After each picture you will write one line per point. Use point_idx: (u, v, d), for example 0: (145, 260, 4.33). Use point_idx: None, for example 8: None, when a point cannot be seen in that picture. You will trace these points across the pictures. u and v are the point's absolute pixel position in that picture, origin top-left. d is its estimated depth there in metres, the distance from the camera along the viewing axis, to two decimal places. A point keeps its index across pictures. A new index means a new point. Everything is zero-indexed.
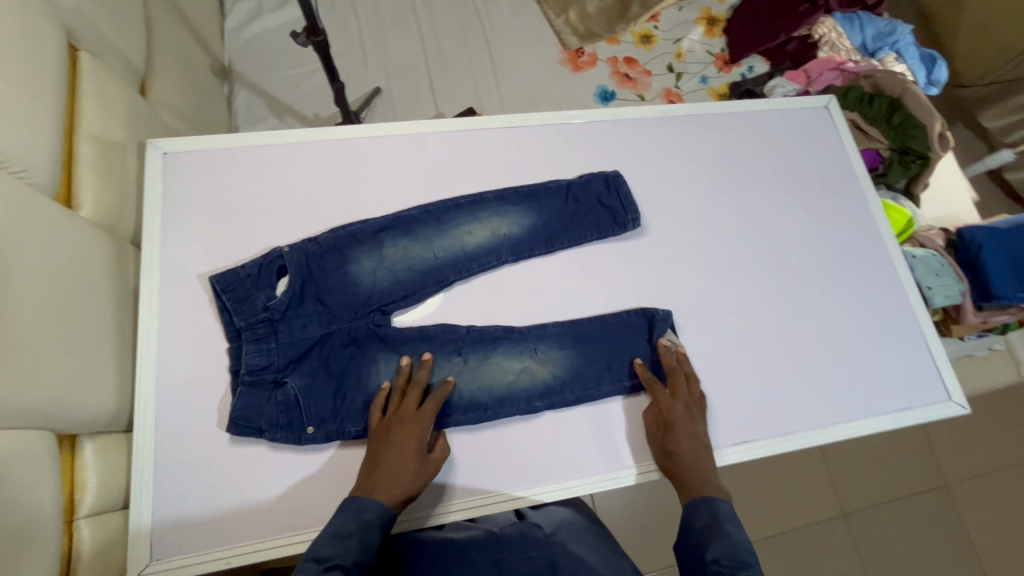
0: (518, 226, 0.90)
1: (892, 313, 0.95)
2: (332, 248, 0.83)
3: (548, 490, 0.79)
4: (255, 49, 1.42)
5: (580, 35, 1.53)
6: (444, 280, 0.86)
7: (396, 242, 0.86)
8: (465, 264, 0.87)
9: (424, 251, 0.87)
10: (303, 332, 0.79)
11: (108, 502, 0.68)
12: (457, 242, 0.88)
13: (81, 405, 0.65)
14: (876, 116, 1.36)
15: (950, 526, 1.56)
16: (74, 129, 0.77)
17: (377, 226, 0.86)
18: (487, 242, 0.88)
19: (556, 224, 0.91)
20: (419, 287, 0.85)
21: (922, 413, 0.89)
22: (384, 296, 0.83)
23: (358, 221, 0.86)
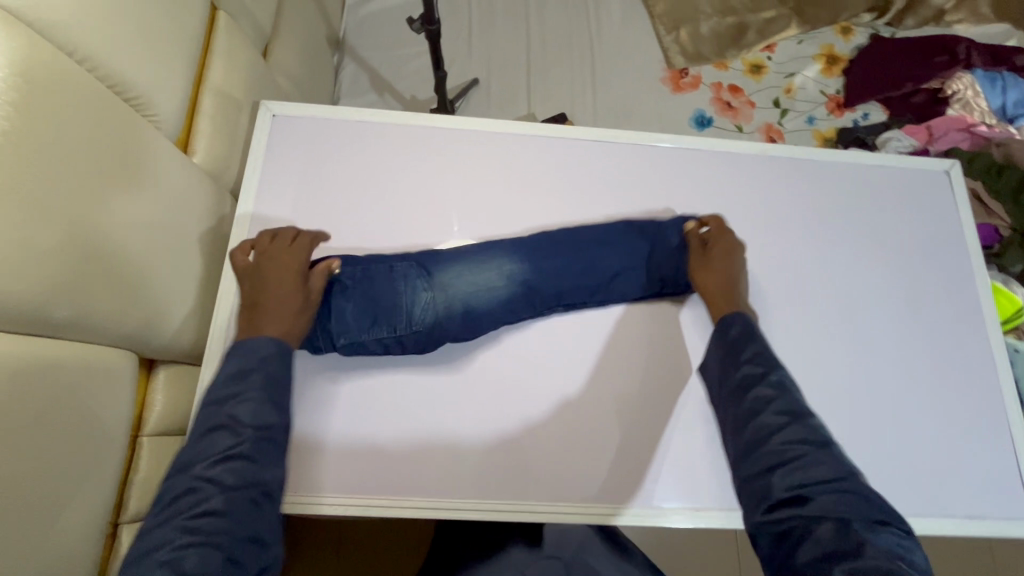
0: (574, 267, 0.86)
1: (982, 411, 0.86)
2: (385, 265, 0.83)
3: (540, 508, 0.76)
4: (369, 25, 1.48)
5: (687, 55, 1.49)
6: (495, 314, 0.83)
7: (444, 267, 0.84)
8: (519, 304, 0.84)
9: (478, 279, 0.84)
10: (352, 341, 0.79)
11: (168, 426, 0.73)
12: (500, 273, 0.85)
13: (163, 334, 0.71)
14: (1002, 189, 1.23)
15: None
16: (202, 81, 0.84)
17: (437, 255, 0.85)
18: (530, 277, 0.86)
19: (608, 274, 0.86)
20: (473, 318, 0.82)
21: (995, 526, 0.80)
22: (435, 317, 0.81)
23: (419, 249, 0.87)
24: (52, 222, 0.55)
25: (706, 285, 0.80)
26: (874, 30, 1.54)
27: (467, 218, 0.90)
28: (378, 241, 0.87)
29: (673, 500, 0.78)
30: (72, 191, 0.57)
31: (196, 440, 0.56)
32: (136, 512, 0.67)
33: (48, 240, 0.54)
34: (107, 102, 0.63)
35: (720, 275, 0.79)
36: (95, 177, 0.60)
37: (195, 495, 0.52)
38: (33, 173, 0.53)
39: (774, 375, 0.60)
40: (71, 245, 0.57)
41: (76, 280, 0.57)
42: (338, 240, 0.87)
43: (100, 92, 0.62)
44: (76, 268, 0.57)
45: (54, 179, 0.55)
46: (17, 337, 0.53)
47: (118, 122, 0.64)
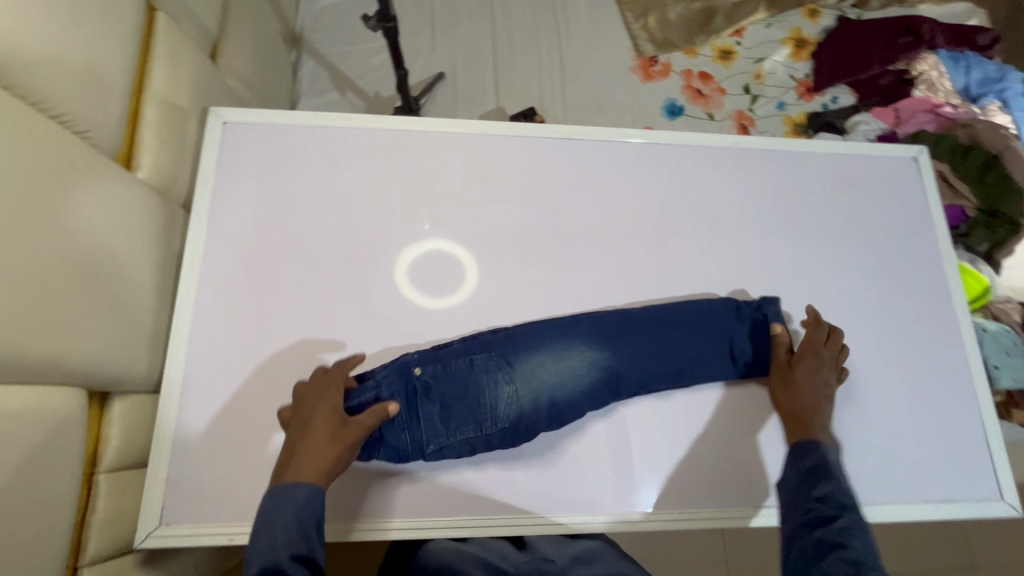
0: (656, 356, 0.82)
1: (953, 395, 0.87)
2: (465, 354, 0.78)
3: (520, 522, 0.77)
4: (327, 19, 1.41)
5: (656, 43, 1.46)
6: (578, 402, 0.79)
7: (530, 356, 0.80)
8: (601, 391, 0.80)
9: (558, 367, 0.80)
10: (441, 445, 0.75)
11: (127, 460, 0.69)
12: (585, 355, 0.81)
13: (117, 365, 0.67)
14: (965, 171, 1.25)
15: None
16: (142, 89, 0.78)
17: (512, 341, 0.80)
18: (612, 356, 0.82)
19: (686, 361, 0.82)
20: (562, 411, 0.78)
21: (967, 508, 0.82)
22: (526, 413, 0.77)
23: (495, 336, 0.80)
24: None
25: (786, 405, 0.79)
26: (841, 12, 1.54)
27: (435, 223, 0.87)
28: (342, 252, 0.83)
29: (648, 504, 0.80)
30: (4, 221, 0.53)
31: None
32: (96, 555, 0.64)
33: None
34: (29, 119, 0.58)
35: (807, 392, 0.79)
36: (31, 203, 0.56)
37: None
38: None
39: (844, 515, 0.60)
40: (11, 280, 0.53)
41: (21, 314, 0.54)
42: (301, 253, 0.83)
43: (23, 110, 0.57)
44: (19, 303, 0.54)
45: None
46: None
47: (45, 140, 0.59)
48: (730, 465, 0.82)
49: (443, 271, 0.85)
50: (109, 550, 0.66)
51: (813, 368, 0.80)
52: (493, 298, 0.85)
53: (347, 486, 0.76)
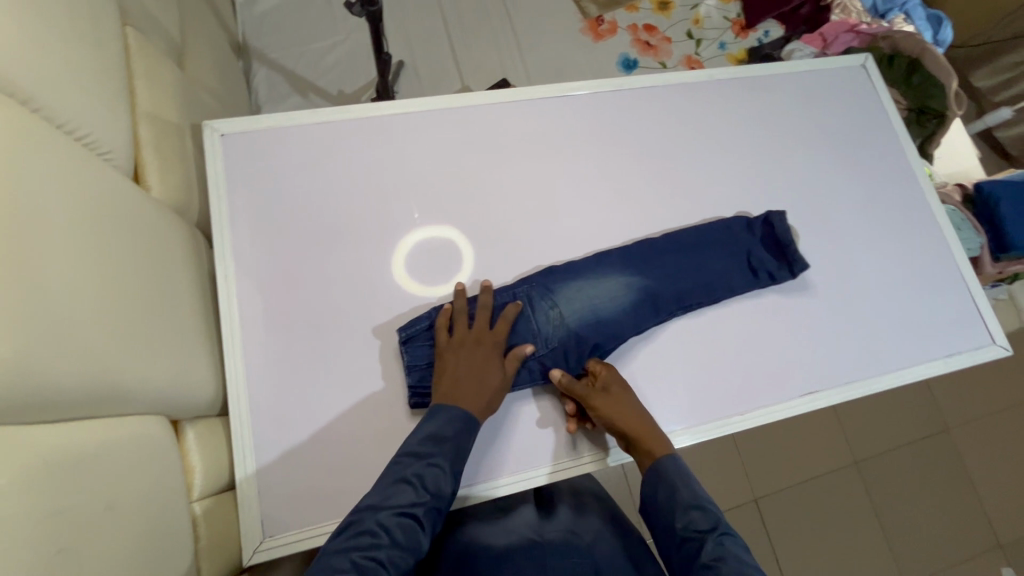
0: (688, 272, 0.88)
1: (935, 264, 1.00)
2: (514, 290, 0.83)
3: (511, 481, 0.78)
4: (268, 22, 1.36)
5: (599, 3, 1.52)
6: (625, 323, 0.84)
7: (575, 283, 0.85)
8: (643, 310, 0.85)
9: (599, 291, 0.85)
10: None
11: (216, 484, 0.67)
12: (621, 278, 0.87)
13: (187, 389, 0.65)
14: (894, 77, 1.41)
15: (944, 462, 1.83)
16: (133, 107, 0.74)
17: (556, 273, 0.86)
18: (645, 276, 0.87)
19: (716, 275, 0.89)
20: (609, 330, 0.83)
21: (969, 357, 0.95)
22: (575, 333, 0.82)
23: (536, 272, 0.86)
24: (56, 289, 0.48)
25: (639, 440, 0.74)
26: None
27: (458, 198, 0.88)
28: (375, 241, 0.84)
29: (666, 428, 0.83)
30: (60, 250, 0.50)
31: (383, 487, 0.59)
32: None
33: (58, 310, 0.48)
34: (58, 143, 0.54)
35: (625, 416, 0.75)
36: (79, 231, 0.53)
37: (377, 542, 0.55)
38: (26, 235, 0.46)
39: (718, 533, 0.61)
40: (79, 311, 0.50)
41: (100, 343, 0.52)
42: (334, 249, 0.82)
43: (51, 135, 0.53)
44: (94, 332, 0.51)
45: (41, 242, 0.48)
46: (54, 425, 0.47)
47: (76, 163, 0.55)
48: (773, 364, 0.89)
49: (432, 250, 0.85)
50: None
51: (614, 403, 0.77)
52: (530, 257, 0.88)
53: None
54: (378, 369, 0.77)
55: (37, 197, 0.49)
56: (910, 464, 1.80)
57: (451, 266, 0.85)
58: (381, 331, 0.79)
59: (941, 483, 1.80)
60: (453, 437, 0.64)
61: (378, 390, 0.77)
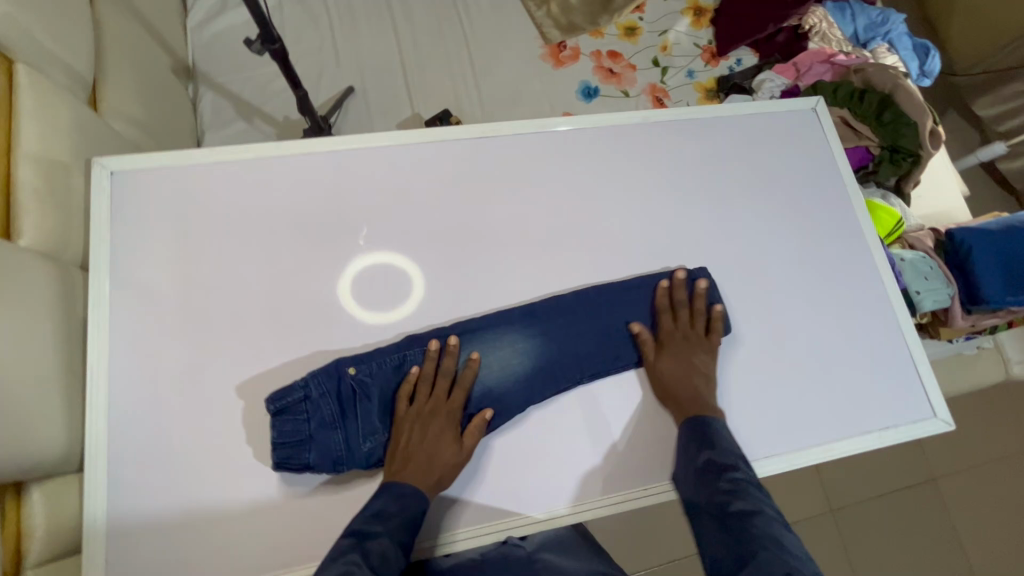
0: (589, 337, 0.84)
1: (877, 325, 0.93)
2: (398, 355, 0.77)
3: (472, 532, 0.75)
4: (218, 46, 1.34)
5: (562, 28, 1.47)
6: (518, 393, 0.80)
7: (467, 348, 0.80)
8: (539, 376, 0.81)
9: (492, 358, 0.80)
10: (377, 443, 0.73)
11: (58, 549, 0.65)
12: (518, 343, 0.82)
13: (31, 452, 0.62)
14: (866, 112, 1.31)
15: (927, 516, 1.72)
16: (9, 148, 0.72)
17: (448, 332, 0.80)
18: (546, 340, 0.83)
19: (624, 335, 0.85)
20: (499, 399, 0.79)
21: (907, 431, 0.88)
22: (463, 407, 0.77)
23: (430, 331, 0.80)
24: None
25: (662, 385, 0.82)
26: None
27: (359, 243, 0.84)
28: (263, 290, 0.80)
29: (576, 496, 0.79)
30: None
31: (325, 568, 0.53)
32: None
33: None
34: None
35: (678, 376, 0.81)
36: None
37: None
38: None
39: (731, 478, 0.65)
40: None
41: None
42: (217, 297, 0.78)
43: None
44: None
45: None
46: None
47: None
48: None
49: (371, 280, 0.83)
50: None
51: (681, 341, 0.84)
52: (430, 307, 0.83)
53: (278, 525, 0.71)
54: (251, 427, 0.74)
55: None
56: (890, 515, 1.70)
57: (403, 281, 0.84)
58: (260, 385, 0.76)
59: (924, 537, 1.69)
60: (400, 513, 0.61)
61: (249, 449, 0.73)
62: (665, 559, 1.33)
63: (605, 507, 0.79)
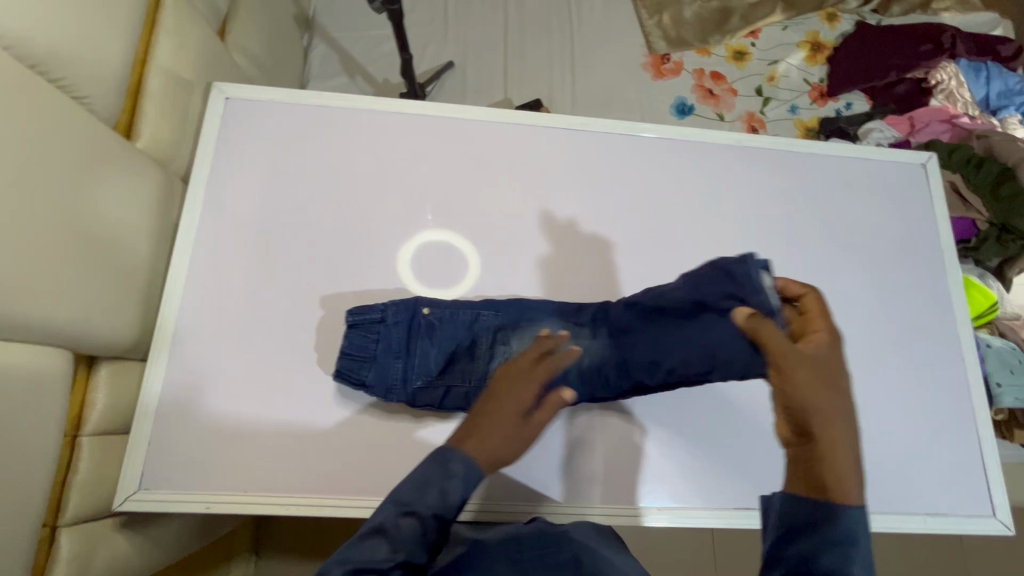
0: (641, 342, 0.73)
1: (948, 405, 0.86)
2: (472, 312, 0.78)
3: (493, 506, 0.75)
4: (339, 3, 1.42)
5: (669, 41, 1.45)
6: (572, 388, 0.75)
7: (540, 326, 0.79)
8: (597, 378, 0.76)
9: None
10: (428, 385, 0.75)
11: (111, 425, 0.70)
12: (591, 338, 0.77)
13: (108, 332, 0.68)
14: (980, 183, 1.21)
15: None
16: (145, 60, 0.79)
17: (525, 307, 0.80)
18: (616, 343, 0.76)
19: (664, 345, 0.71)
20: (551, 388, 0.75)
21: (957, 523, 0.81)
22: None
23: (501, 300, 0.82)
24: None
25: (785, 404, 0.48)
26: (860, 17, 1.51)
27: (430, 209, 0.87)
28: (336, 233, 0.84)
29: (589, 499, 0.77)
30: (7, 182, 0.54)
31: None
32: (72, 519, 0.65)
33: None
34: (29, 82, 0.58)
35: (811, 391, 0.47)
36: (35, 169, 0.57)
37: None
38: None
39: None
40: (12, 242, 0.55)
41: (27, 274, 0.56)
42: (293, 231, 0.83)
43: (22, 77, 0.58)
44: (22, 264, 0.56)
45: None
46: None
47: (40, 106, 0.59)
48: (717, 466, 0.81)
49: (425, 257, 0.84)
50: (88, 513, 0.67)
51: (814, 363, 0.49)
52: (485, 283, 0.85)
53: (305, 454, 0.74)
54: (299, 356, 0.78)
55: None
56: None
57: (454, 269, 0.85)
58: (315, 319, 0.79)
59: None
60: (441, 493, 0.51)
61: (293, 377, 0.77)
62: None
63: (605, 518, 0.77)
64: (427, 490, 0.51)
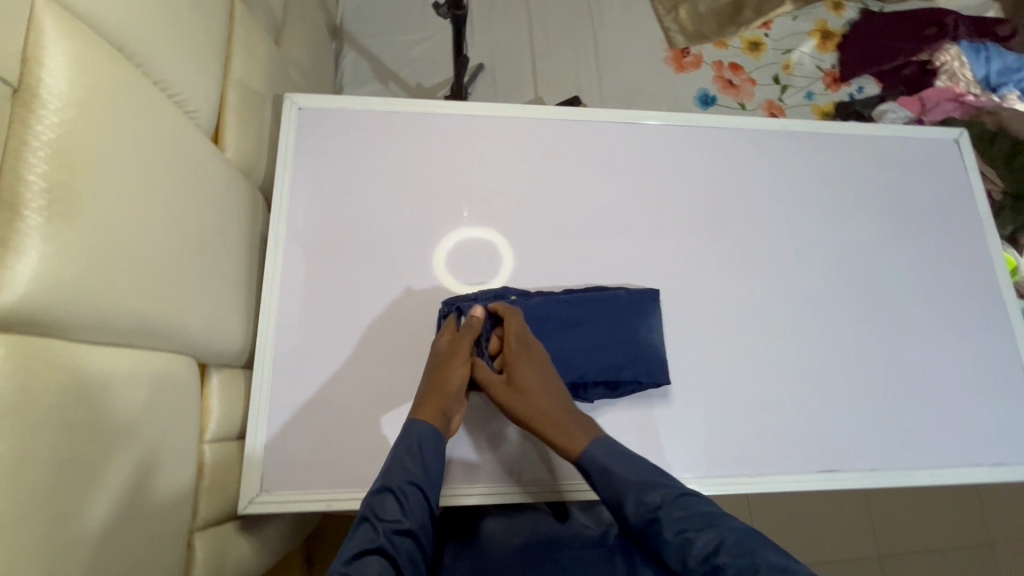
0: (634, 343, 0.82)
1: (997, 362, 0.93)
2: (553, 302, 0.80)
3: (466, 493, 0.76)
4: (366, 11, 1.44)
5: (688, 35, 1.50)
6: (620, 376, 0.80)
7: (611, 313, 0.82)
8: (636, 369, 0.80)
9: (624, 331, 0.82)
10: None
11: (227, 432, 0.72)
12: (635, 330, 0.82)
13: (221, 339, 0.70)
14: (994, 156, 1.31)
15: None
16: (225, 73, 0.80)
17: (604, 297, 0.82)
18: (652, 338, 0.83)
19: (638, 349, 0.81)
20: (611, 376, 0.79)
21: (1017, 471, 0.87)
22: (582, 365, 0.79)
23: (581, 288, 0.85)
24: (141, 231, 0.55)
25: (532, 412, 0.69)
26: (864, 4, 1.58)
27: (504, 206, 0.90)
28: (417, 234, 0.86)
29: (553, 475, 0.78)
30: (147, 196, 0.56)
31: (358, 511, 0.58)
32: (206, 522, 0.67)
33: (138, 249, 0.54)
34: (156, 98, 0.60)
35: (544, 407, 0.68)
36: (165, 181, 0.59)
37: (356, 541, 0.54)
38: (124, 182, 0.53)
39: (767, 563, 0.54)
40: (153, 252, 0.57)
41: (164, 283, 0.58)
42: (377, 234, 0.85)
43: (151, 94, 0.59)
44: (160, 274, 0.58)
45: (138, 188, 0.55)
46: (111, 348, 0.53)
47: (166, 122, 0.61)
48: (796, 433, 0.86)
49: (460, 255, 0.86)
50: (217, 517, 0.69)
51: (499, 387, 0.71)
52: (563, 274, 0.88)
53: None
54: (396, 355, 0.80)
55: (138, 147, 0.55)
56: None
57: (493, 263, 0.87)
58: (408, 318, 0.82)
59: None
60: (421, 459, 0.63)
61: (392, 375, 0.79)
62: (824, 554, 1.46)
63: None
64: (414, 461, 0.62)
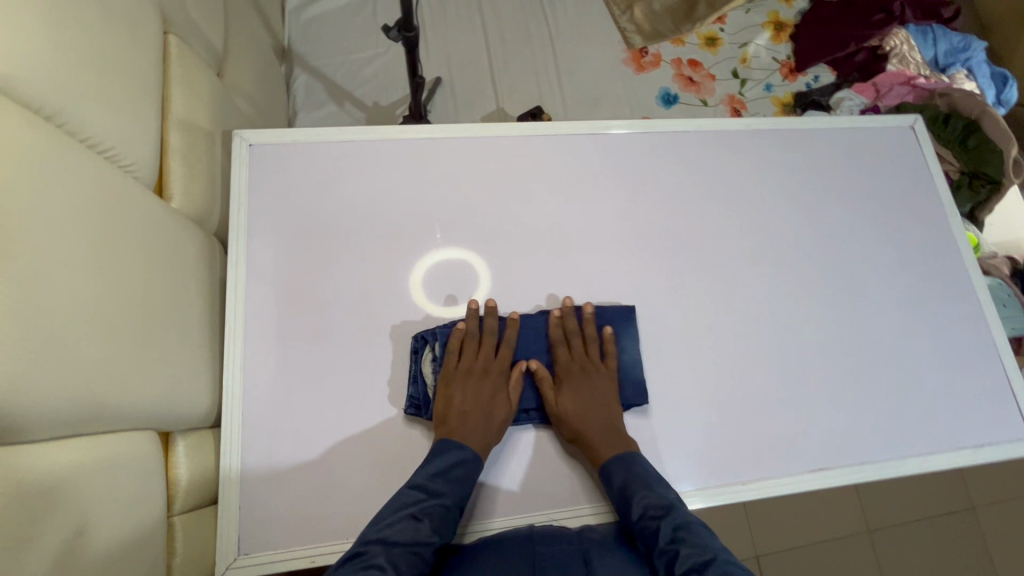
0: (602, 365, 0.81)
1: (970, 343, 0.94)
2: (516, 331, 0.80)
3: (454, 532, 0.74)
4: (314, 30, 1.39)
5: (645, 34, 1.50)
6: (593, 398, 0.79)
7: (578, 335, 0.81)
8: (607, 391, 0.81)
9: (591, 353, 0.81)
10: None
11: (198, 499, 0.68)
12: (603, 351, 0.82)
13: (184, 405, 0.66)
14: (949, 136, 1.35)
15: None
16: (164, 114, 0.75)
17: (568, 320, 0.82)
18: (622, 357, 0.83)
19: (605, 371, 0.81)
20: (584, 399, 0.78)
21: (998, 450, 0.89)
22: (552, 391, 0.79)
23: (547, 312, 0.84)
24: (78, 307, 0.50)
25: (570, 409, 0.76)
26: None
27: (473, 229, 0.87)
28: (385, 268, 0.82)
29: (530, 508, 0.76)
30: (82, 269, 0.51)
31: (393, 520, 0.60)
32: None
33: (75, 327, 0.50)
34: (84, 157, 0.55)
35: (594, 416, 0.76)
36: (103, 247, 0.55)
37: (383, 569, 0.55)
38: (52, 258, 0.48)
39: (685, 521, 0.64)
40: (94, 328, 0.52)
41: (113, 358, 0.54)
42: (342, 271, 0.81)
43: (80, 153, 0.55)
44: (106, 350, 0.53)
45: (68, 262, 0.50)
46: (54, 442, 0.48)
47: (99, 182, 0.56)
48: (784, 434, 0.86)
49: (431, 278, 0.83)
50: None
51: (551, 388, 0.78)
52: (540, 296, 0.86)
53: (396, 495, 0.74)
54: (373, 397, 0.76)
55: (65, 216, 0.50)
56: None
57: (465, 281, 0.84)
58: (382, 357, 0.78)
59: None
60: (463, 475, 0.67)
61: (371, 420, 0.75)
62: (818, 538, 1.48)
63: None
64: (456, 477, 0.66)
